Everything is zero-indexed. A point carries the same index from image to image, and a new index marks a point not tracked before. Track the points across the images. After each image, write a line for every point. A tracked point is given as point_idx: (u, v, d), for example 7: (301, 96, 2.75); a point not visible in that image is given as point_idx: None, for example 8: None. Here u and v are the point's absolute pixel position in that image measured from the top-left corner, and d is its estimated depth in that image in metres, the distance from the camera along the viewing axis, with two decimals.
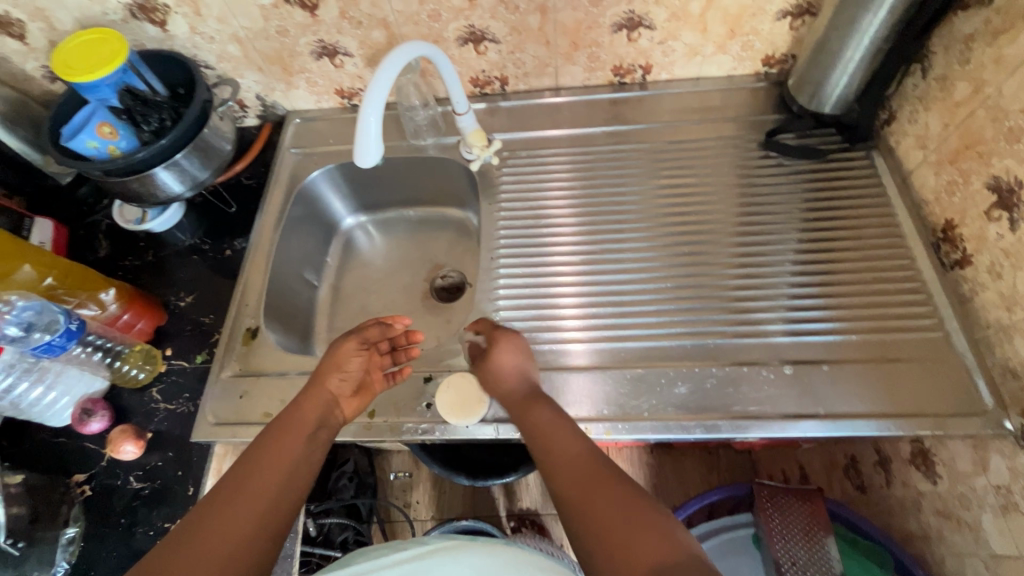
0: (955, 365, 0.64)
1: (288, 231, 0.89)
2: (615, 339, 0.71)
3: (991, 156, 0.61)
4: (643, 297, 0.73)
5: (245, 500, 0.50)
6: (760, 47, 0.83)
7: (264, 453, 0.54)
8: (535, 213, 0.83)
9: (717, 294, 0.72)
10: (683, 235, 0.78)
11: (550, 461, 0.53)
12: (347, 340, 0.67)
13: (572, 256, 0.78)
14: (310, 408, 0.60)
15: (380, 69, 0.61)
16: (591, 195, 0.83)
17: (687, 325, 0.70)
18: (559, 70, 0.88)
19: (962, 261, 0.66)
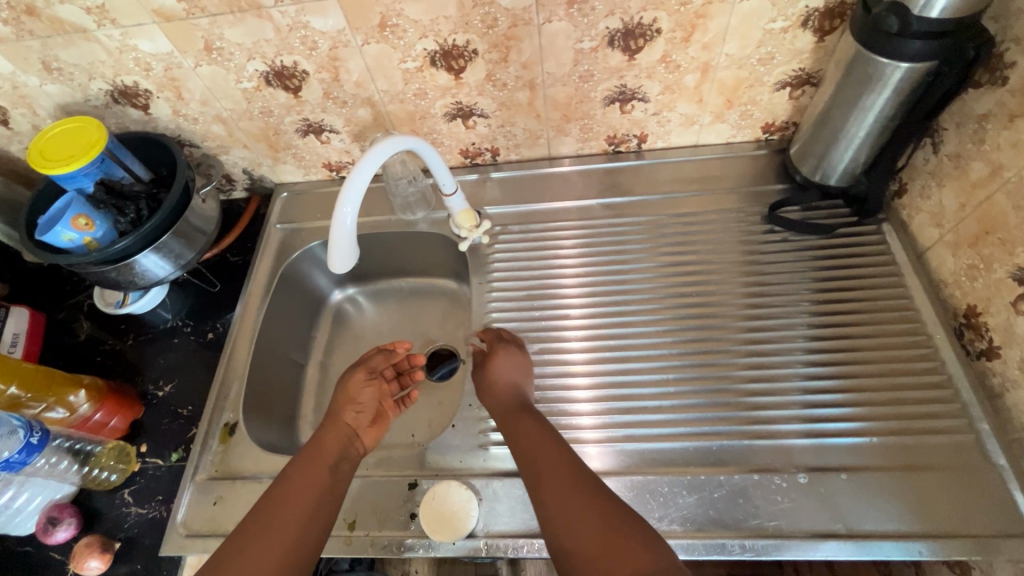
0: (987, 473, 0.58)
1: (274, 314, 0.86)
2: (632, 438, 0.65)
3: (1014, 246, 0.57)
4: (647, 388, 0.68)
5: (269, 540, 0.53)
6: (760, 116, 0.80)
7: (285, 491, 0.57)
8: (546, 292, 0.79)
9: (723, 386, 0.67)
10: (685, 319, 0.73)
11: (546, 490, 0.54)
12: (356, 372, 0.73)
13: (584, 348, 0.73)
14: (330, 445, 0.63)
15: (348, 182, 0.58)
16: (592, 272, 0.79)
17: (692, 422, 0.65)
18: (552, 141, 0.85)
19: (988, 352, 0.61)
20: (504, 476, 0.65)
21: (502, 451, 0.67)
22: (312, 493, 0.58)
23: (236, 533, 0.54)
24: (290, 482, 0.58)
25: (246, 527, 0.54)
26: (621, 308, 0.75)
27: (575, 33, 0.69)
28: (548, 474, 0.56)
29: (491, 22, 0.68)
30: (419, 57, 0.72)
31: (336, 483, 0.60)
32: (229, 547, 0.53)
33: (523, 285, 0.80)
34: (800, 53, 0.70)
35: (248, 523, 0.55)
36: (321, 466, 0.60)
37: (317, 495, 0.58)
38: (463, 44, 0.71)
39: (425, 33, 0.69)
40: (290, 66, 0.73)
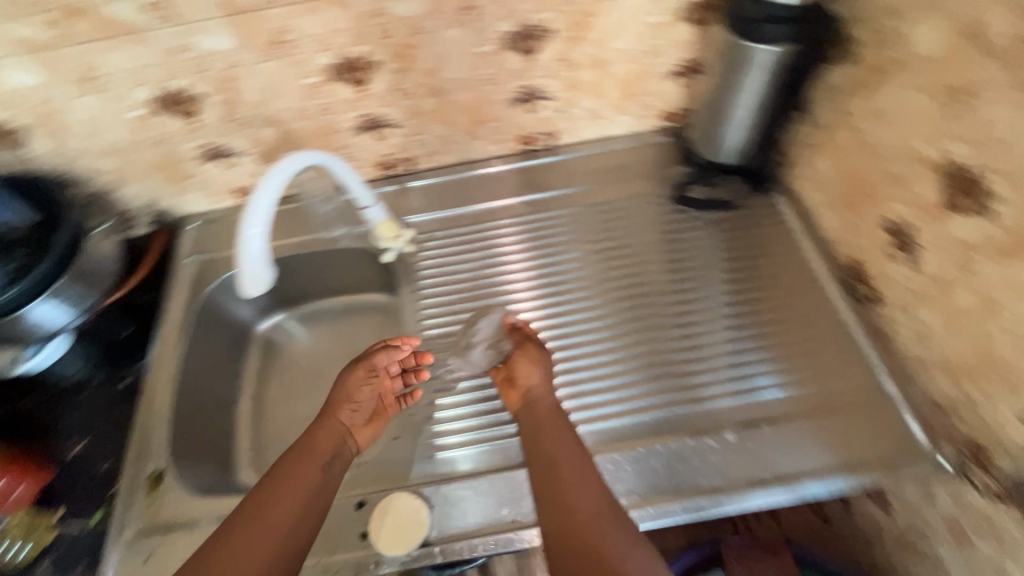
0: (885, 405, 0.64)
1: (195, 351, 0.82)
2: (591, 420, 0.67)
3: (882, 200, 0.64)
4: (596, 374, 0.71)
5: (257, 539, 0.54)
6: (657, 106, 0.85)
7: (280, 486, 0.58)
8: (487, 294, 0.79)
9: (669, 362, 0.71)
10: (622, 304, 0.76)
11: (559, 497, 0.55)
12: (355, 369, 0.69)
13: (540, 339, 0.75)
14: (323, 442, 0.63)
15: (255, 196, 0.58)
16: (529, 270, 0.81)
17: (635, 399, 0.69)
18: (466, 145, 0.86)
19: (874, 297, 0.68)
20: (457, 478, 0.65)
21: (454, 453, 0.68)
22: (303, 492, 0.58)
23: (229, 521, 0.56)
24: (284, 478, 0.59)
25: (237, 518, 0.55)
26: (561, 301, 0.77)
27: (473, 38, 0.71)
28: (566, 486, 0.56)
29: (388, 32, 0.68)
30: (319, 71, 0.71)
31: (326, 484, 0.60)
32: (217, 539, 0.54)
33: (465, 291, 0.80)
34: (683, 44, 0.75)
35: (240, 516, 0.56)
36: (313, 462, 0.61)
37: (308, 497, 0.58)
38: (363, 56, 0.70)
39: (322, 46, 0.69)
40: (181, 89, 0.70)
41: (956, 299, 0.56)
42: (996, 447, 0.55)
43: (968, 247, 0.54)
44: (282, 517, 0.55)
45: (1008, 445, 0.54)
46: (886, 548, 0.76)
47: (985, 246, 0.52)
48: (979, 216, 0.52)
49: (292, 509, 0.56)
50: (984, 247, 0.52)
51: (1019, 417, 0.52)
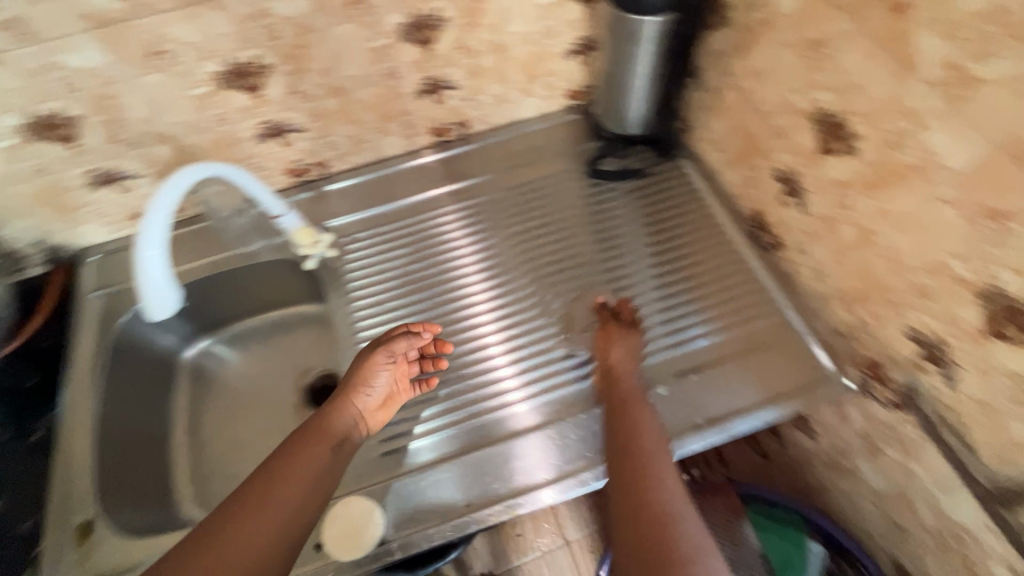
0: (795, 341, 0.70)
1: (113, 389, 0.76)
2: (553, 390, 0.70)
3: (769, 152, 0.69)
4: (553, 350, 0.73)
5: (263, 518, 0.51)
6: (561, 85, 0.87)
7: (287, 467, 0.56)
8: (436, 288, 0.79)
9: (619, 326, 0.74)
10: (567, 280, 0.79)
11: (637, 468, 0.55)
12: (374, 354, 0.66)
13: (497, 320, 0.76)
14: (333, 427, 0.61)
15: (147, 216, 0.58)
16: (469, 258, 0.81)
17: (585, 366, 0.71)
18: (379, 143, 0.85)
19: (776, 243, 0.74)
20: (414, 470, 0.65)
21: (417, 444, 0.67)
22: (310, 474, 0.56)
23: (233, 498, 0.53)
24: (293, 458, 0.57)
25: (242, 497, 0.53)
26: (508, 285, 0.79)
27: (366, 33, 0.70)
28: (642, 471, 0.54)
29: (275, 34, 0.66)
30: (207, 81, 0.68)
31: (333, 468, 0.59)
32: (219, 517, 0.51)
33: (413, 288, 0.79)
34: (576, 23, 0.78)
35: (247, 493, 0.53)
36: (322, 443, 0.59)
37: (314, 479, 0.56)
38: (252, 61, 0.68)
39: (205, 54, 0.66)
40: (55, 113, 0.65)
41: (841, 234, 0.62)
42: (889, 362, 0.61)
43: (844, 185, 0.59)
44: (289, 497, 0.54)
45: (898, 358, 0.60)
46: (817, 471, 0.82)
47: (856, 182, 0.57)
48: (848, 156, 0.57)
49: (298, 491, 0.55)
50: (856, 183, 0.57)
51: (903, 332, 0.58)
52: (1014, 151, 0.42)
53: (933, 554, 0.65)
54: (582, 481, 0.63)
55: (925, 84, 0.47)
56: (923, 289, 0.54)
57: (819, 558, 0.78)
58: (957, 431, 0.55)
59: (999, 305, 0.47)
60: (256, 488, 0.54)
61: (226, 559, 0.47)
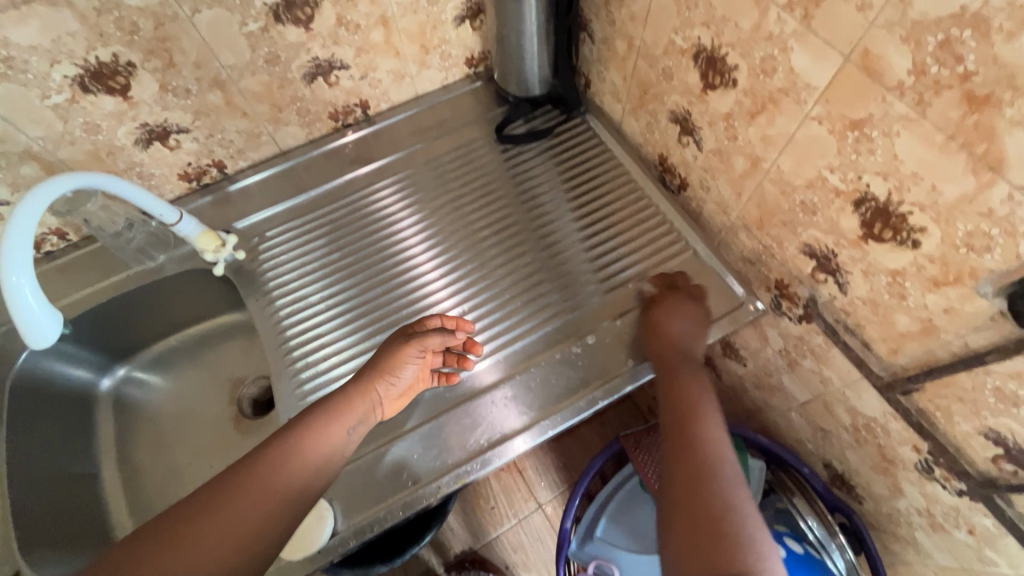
0: (709, 275, 0.73)
1: (19, 434, 0.70)
2: (510, 343, 0.71)
3: (662, 95, 0.71)
4: (505, 308, 0.73)
5: (266, 491, 0.52)
6: (458, 53, 0.86)
7: (301, 440, 0.55)
8: (378, 268, 0.78)
9: (564, 274, 0.76)
10: (506, 237, 0.79)
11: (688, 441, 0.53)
12: (407, 345, 0.63)
13: (447, 284, 0.76)
14: (355, 409, 0.59)
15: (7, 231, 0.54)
16: (402, 235, 0.80)
17: (530, 320, 0.72)
18: (277, 135, 0.82)
19: (682, 184, 0.76)
20: (365, 445, 0.65)
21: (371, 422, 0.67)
22: (322, 451, 0.56)
23: (245, 463, 0.53)
24: (308, 433, 0.56)
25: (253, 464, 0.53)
26: (450, 253, 0.78)
27: (235, 18, 0.66)
28: (690, 443, 0.52)
29: (131, 27, 0.61)
30: (63, 87, 0.63)
31: (346, 446, 0.57)
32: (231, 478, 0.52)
33: (355, 271, 0.78)
34: None
35: (258, 458, 0.54)
36: (340, 422, 0.58)
37: (326, 457, 0.55)
38: (111, 60, 0.63)
39: (55, 57, 0.60)
40: None
41: (734, 165, 0.65)
42: (792, 279, 0.65)
43: (730, 118, 0.61)
44: (295, 472, 0.53)
45: (799, 274, 0.64)
46: (750, 393, 0.88)
47: (740, 113, 0.60)
48: (728, 88, 0.59)
49: (305, 467, 0.54)
50: (739, 114, 0.60)
51: (799, 249, 0.62)
52: (862, 61, 0.45)
53: (854, 449, 0.71)
54: (534, 434, 0.65)
55: (780, 8, 0.49)
56: (809, 206, 0.57)
57: (761, 472, 0.82)
58: (854, 332, 0.60)
59: (869, 209, 0.50)
60: (266, 460, 0.53)
61: (224, 527, 0.49)
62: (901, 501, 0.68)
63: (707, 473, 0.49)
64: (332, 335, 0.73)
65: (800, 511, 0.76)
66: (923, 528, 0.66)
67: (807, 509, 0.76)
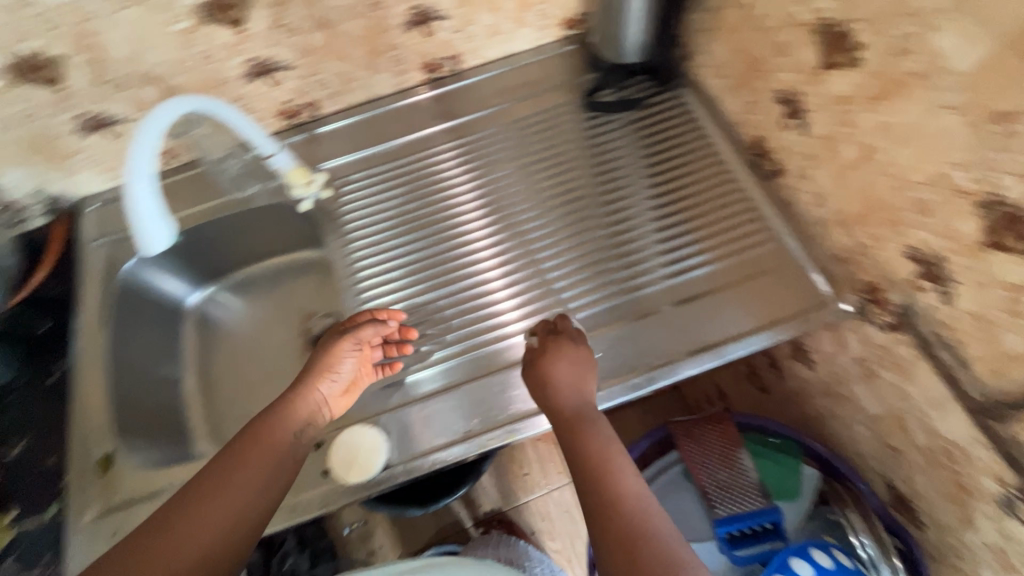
0: (793, 269, 0.70)
1: (121, 333, 0.79)
2: (553, 319, 0.71)
3: (771, 73, 0.67)
4: (555, 282, 0.73)
5: (231, 492, 0.53)
6: (556, 13, 0.84)
7: (251, 448, 0.56)
8: (434, 229, 0.79)
9: (619, 258, 0.74)
10: (564, 212, 0.78)
11: (608, 502, 0.51)
12: (341, 340, 0.64)
13: (493, 252, 0.76)
14: (295, 412, 0.60)
15: (135, 141, 0.59)
16: (461, 197, 0.81)
17: (579, 297, 0.72)
18: (369, 81, 0.83)
19: (776, 170, 0.72)
20: (413, 402, 0.67)
21: (417, 375, 0.69)
22: (274, 454, 0.57)
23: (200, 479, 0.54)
24: (256, 440, 0.57)
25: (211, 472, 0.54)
26: (503, 222, 0.78)
27: None
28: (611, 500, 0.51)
29: None
30: (188, 15, 0.66)
31: (297, 448, 0.59)
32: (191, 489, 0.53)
33: (413, 228, 0.79)
34: None
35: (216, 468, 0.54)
36: (284, 427, 0.59)
37: (277, 461, 0.57)
38: None
39: None
40: (37, 52, 0.64)
41: (842, 154, 0.60)
42: (888, 284, 0.60)
43: (847, 101, 0.57)
44: (237, 493, 0.53)
45: (896, 279, 0.59)
46: (815, 400, 0.84)
47: (859, 96, 0.55)
48: (852, 68, 0.55)
49: (247, 486, 0.54)
50: (858, 98, 0.55)
51: (901, 252, 0.57)
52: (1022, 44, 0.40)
53: (925, 473, 0.66)
54: None
55: None
56: (923, 205, 0.52)
57: (813, 480, 0.80)
58: (952, 347, 0.55)
59: (998, 214, 0.46)
60: (203, 488, 0.53)
61: (198, 531, 0.49)
62: (971, 534, 0.63)
63: (639, 549, 0.47)
64: (386, 286, 0.76)
65: (853, 526, 0.73)
66: (992, 567, 0.61)
67: (859, 523, 0.73)
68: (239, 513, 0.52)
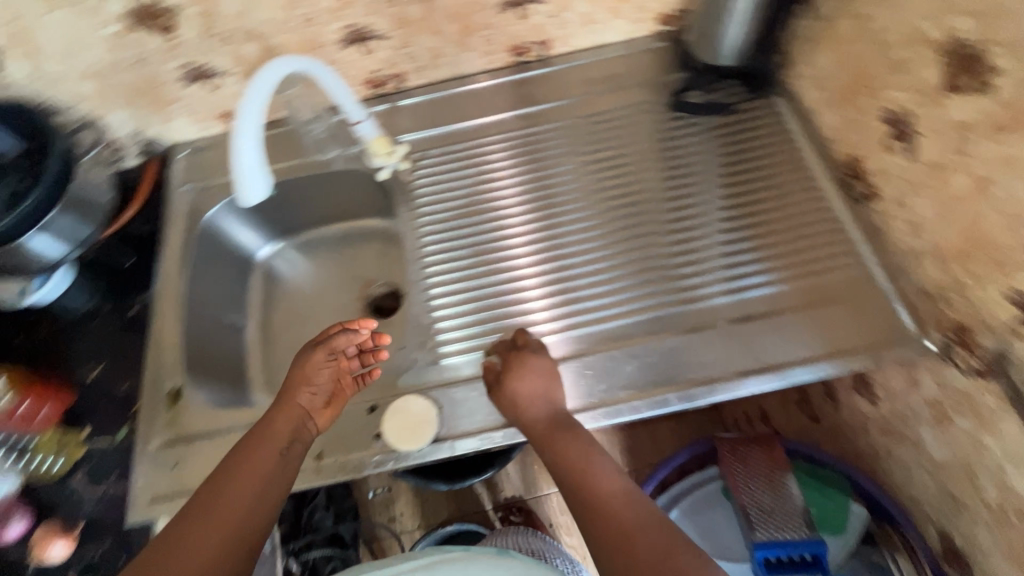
0: (877, 297, 0.66)
1: (197, 273, 0.83)
2: (583, 324, 0.70)
3: (881, 90, 0.63)
4: (596, 286, 0.72)
5: (219, 515, 0.52)
6: (653, 7, 0.82)
7: (237, 470, 0.56)
8: (484, 216, 0.79)
9: (666, 269, 0.72)
10: (612, 215, 0.77)
11: (593, 507, 0.54)
12: (314, 352, 0.65)
13: (529, 248, 0.76)
14: (278, 427, 0.60)
15: (245, 98, 0.61)
16: (511, 188, 0.81)
17: (622, 304, 0.71)
18: (456, 59, 0.84)
19: (870, 193, 0.69)
20: (461, 382, 0.68)
21: (451, 360, 0.70)
22: (261, 473, 0.56)
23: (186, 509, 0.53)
24: (241, 462, 0.57)
25: (198, 499, 0.54)
26: (546, 220, 0.78)
27: None
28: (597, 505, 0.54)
29: None
30: None
31: (285, 466, 0.58)
32: (181, 517, 0.52)
33: (467, 214, 0.80)
34: None
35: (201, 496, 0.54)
36: (268, 446, 0.58)
37: (264, 481, 0.56)
38: None
39: None
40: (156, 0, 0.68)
41: (951, 184, 0.57)
42: (981, 327, 0.57)
43: (966, 127, 0.53)
44: (226, 517, 0.52)
45: (991, 323, 0.56)
46: (872, 436, 0.81)
47: (982, 124, 0.52)
48: (979, 94, 0.51)
49: (241, 506, 0.53)
50: (981, 125, 0.52)
51: (1003, 295, 0.54)
52: None
53: (988, 529, 0.63)
54: (640, 407, 0.64)
55: None
56: None
57: (860, 519, 0.77)
58: None
59: None
60: (191, 516, 0.52)
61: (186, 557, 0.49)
62: None
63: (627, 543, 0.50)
64: (430, 267, 0.77)
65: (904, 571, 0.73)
66: None
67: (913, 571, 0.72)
68: (233, 530, 0.52)
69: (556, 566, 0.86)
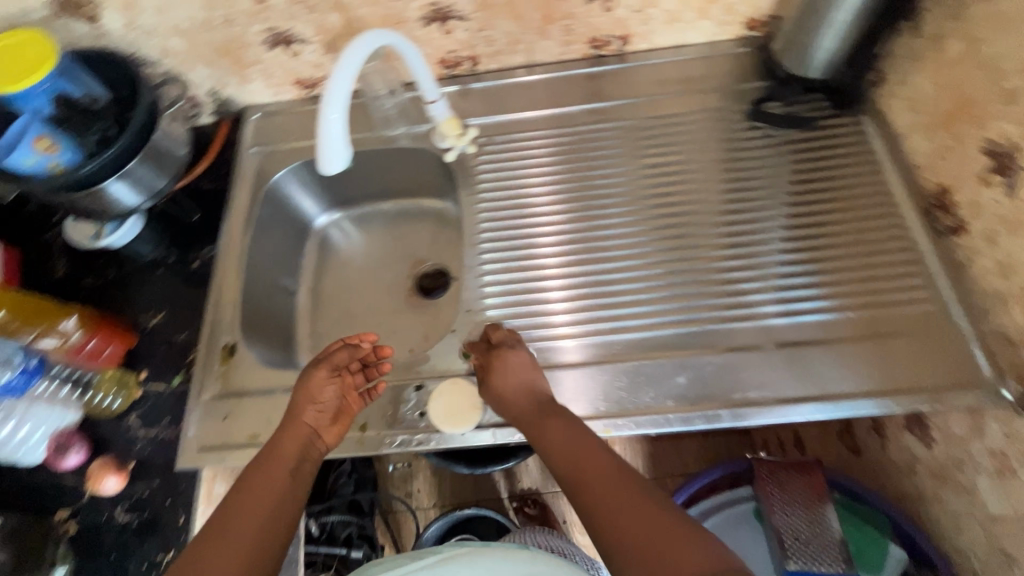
0: (952, 335, 0.64)
1: (258, 233, 0.84)
2: (608, 331, 0.69)
3: (986, 120, 0.60)
4: (632, 293, 0.71)
5: (236, 533, 0.49)
6: (743, 11, 0.79)
7: (249, 492, 0.53)
8: (532, 209, 0.78)
9: (707, 284, 0.70)
10: (654, 224, 0.75)
11: (584, 481, 0.51)
12: (316, 369, 0.63)
13: (559, 247, 0.75)
14: (286, 447, 0.58)
15: (337, 69, 0.62)
16: (546, 184, 0.80)
17: (657, 317, 0.69)
18: (533, 46, 0.83)
19: (957, 227, 0.65)
20: None
21: None
22: (273, 493, 0.53)
23: (197, 539, 0.49)
24: (251, 485, 0.54)
25: (212, 522, 0.50)
26: (579, 221, 0.77)
27: None
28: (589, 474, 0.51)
29: None
30: None
31: (297, 486, 0.55)
32: (198, 540, 0.49)
33: (521, 204, 0.79)
34: None
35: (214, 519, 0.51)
36: (277, 465, 0.56)
37: (277, 502, 0.53)
38: None
39: None
40: None
41: None
42: None
43: None
44: (242, 535, 0.49)
45: None
46: (919, 479, 0.77)
47: None
48: None
49: (254, 525, 0.50)
50: None
51: None
52: None
53: None
54: (692, 419, 0.63)
55: None
56: None
57: (898, 563, 0.74)
58: None
59: None
60: (205, 540, 0.49)
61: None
62: None
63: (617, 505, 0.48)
64: (475, 254, 0.77)
65: None
66: None
67: None
68: (248, 555, 0.48)
69: (577, 562, 0.87)
